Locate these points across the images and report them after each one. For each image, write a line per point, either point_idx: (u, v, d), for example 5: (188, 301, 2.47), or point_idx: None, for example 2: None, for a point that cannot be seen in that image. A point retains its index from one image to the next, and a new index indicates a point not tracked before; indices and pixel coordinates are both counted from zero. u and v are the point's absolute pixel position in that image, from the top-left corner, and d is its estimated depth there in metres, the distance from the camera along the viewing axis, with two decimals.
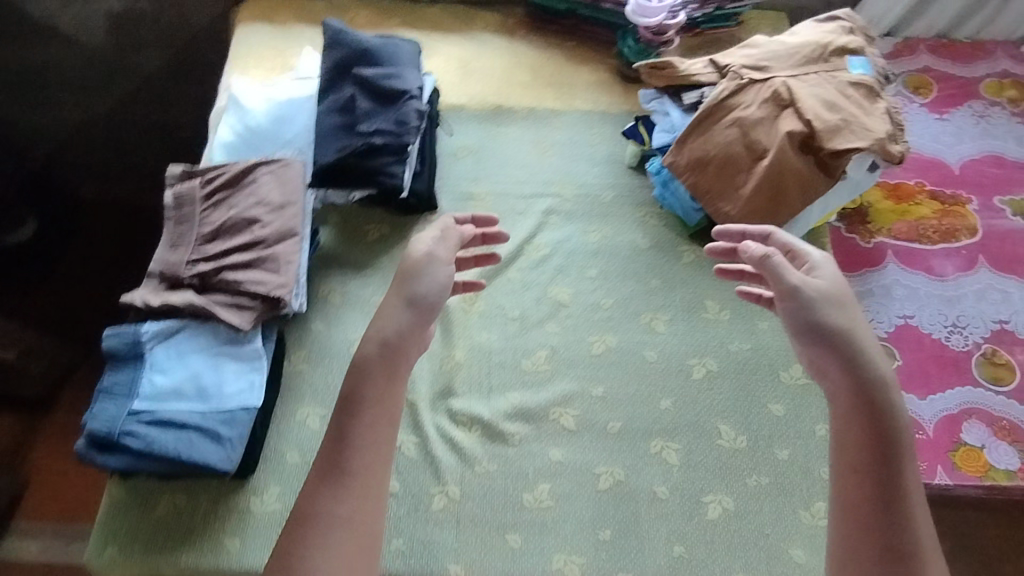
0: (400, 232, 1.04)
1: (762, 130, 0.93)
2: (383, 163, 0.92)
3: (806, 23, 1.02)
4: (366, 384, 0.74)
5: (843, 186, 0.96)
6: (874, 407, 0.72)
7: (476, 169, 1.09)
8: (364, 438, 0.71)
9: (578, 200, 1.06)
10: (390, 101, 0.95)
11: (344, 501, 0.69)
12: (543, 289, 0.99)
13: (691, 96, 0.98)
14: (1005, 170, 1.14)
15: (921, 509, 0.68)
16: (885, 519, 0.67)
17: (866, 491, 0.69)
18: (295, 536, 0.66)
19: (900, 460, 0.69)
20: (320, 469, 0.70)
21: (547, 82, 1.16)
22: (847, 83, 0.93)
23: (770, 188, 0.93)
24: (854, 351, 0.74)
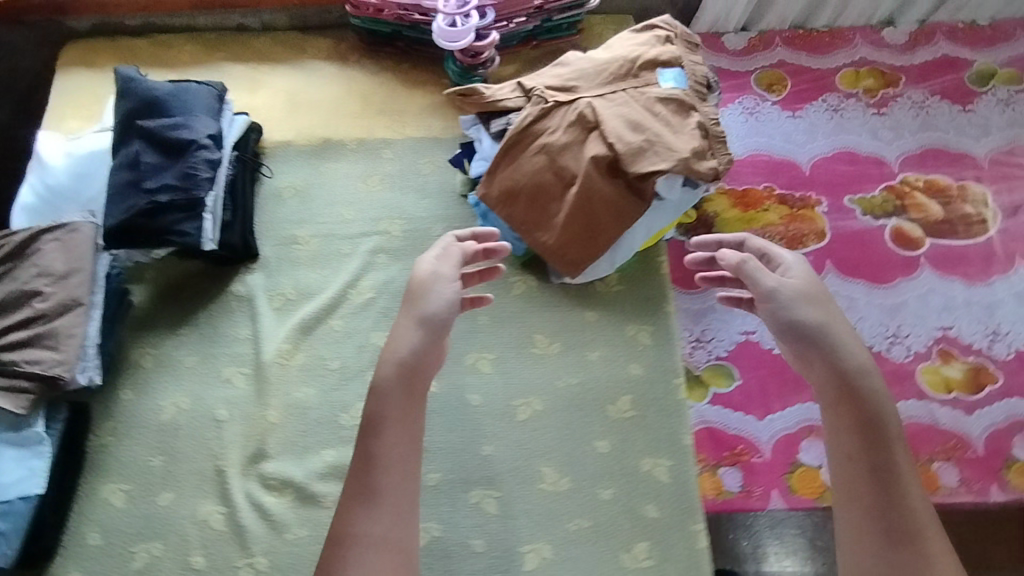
0: (219, 285, 1.00)
1: (571, 156, 0.88)
2: (171, 221, 0.88)
3: (622, 34, 0.97)
4: (388, 400, 0.78)
5: (660, 209, 0.91)
6: (855, 398, 0.76)
7: (301, 210, 1.04)
8: (393, 454, 0.76)
9: (407, 236, 1.02)
10: (177, 153, 0.90)
11: (378, 519, 0.73)
12: (364, 336, 0.96)
13: (498, 123, 0.92)
14: (858, 166, 1.10)
15: (915, 488, 0.73)
16: (880, 503, 0.72)
17: (859, 479, 0.74)
18: (334, 563, 0.71)
19: (884, 446, 0.74)
20: (353, 492, 0.75)
21: (379, 109, 1.11)
22: (655, 99, 0.88)
23: (582, 216, 0.89)
24: (832, 346, 0.78)
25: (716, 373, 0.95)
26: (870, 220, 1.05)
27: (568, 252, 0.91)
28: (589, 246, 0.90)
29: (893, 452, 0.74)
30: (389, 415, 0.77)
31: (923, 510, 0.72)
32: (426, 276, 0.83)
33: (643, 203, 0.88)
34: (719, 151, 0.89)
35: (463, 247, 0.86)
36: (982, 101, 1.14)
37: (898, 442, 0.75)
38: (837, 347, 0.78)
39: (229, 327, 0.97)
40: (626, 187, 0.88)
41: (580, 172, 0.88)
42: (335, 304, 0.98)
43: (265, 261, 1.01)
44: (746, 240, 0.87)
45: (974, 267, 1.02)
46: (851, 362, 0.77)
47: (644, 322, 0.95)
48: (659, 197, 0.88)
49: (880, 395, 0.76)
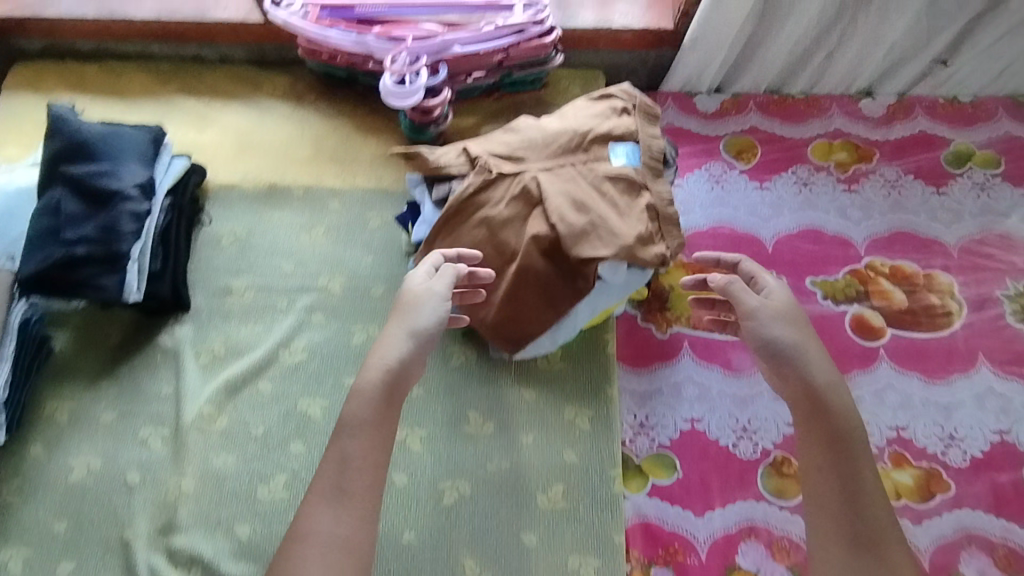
0: (145, 337, 0.95)
1: (513, 231, 0.84)
2: (89, 275, 0.84)
3: (579, 101, 0.93)
4: (361, 404, 0.72)
5: (604, 291, 0.86)
6: (823, 418, 0.76)
7: (239, 259, 1.00)
8: (358, 445, 0.70)
9: (346, 294, 0.98)
10: (100, 203, 0.86)
11: (333, 515, 0.67)
12: (292, 402, 0.91)
13: (440, 190, 0.88)
14: (823, 247, 1.06)
15: (885, 512, 0.71)
16: (846, 521, 0.70)
17: (827, 498, 0.72)
18: (288, 558, 0.64)
19: (854, 466, 0.73)
20: (320, 487, 0.68)
21: (330, 156, 1.07)
22: (604, 177, 0.84)
23: (523, 295, 0.85)
24: (805, 364, 0.78)
25: (656, 462, 0.91)
26: (830, 305, 1.02)
27: (507, 330, 0.88)
28: (529, 325, 0.87)
29: (861, 466, 0.73)
30: (372, 403, 0.72)
31: (891, 533, 0.70)
32: (417, 288, 0.78)
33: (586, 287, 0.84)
34: (667, 236, 0.85)
35: (457, 269, 0.81)
36: (956, 184, 1.10)
37: (868, 464, 0.74)
38: (807, 367, 0.78)
39: (152, 383, 0.93)
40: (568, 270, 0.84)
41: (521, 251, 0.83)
42: (264, 364, 0.94)
43: (196, 312, 0.97)
44: (739, 262, 0.87)
45: (934, 363, 0.98)
46: (822, 380, 0.77)
47: (584, 405, 0.91)
48: (602, 280, 0.84)
49: (851, 416, 0.76)
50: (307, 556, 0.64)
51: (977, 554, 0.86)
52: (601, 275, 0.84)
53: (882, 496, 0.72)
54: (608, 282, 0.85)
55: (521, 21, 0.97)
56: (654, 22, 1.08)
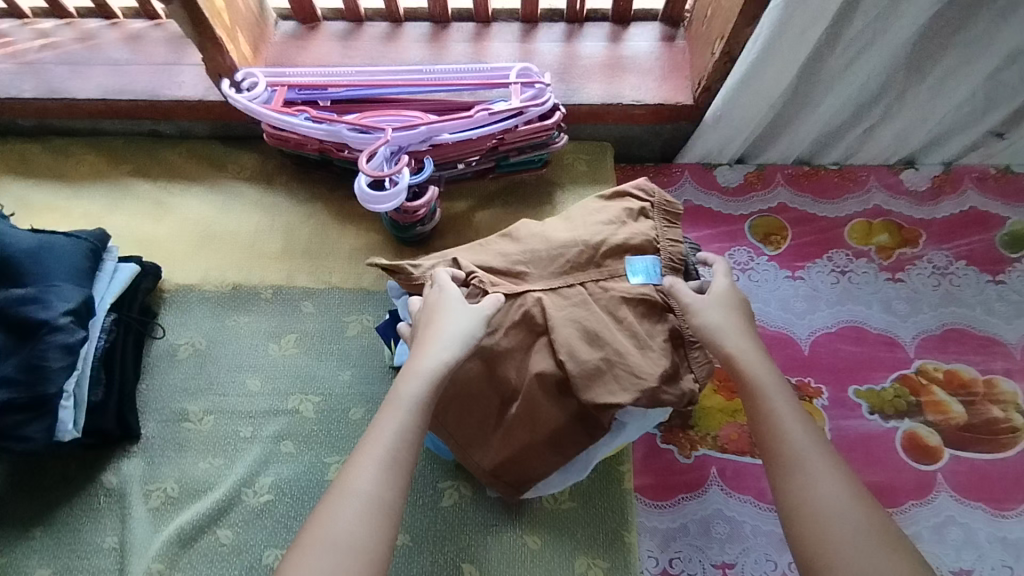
0: (87, 474, 0.82)
1: (512, 365, 0.70)
2: (11, 424, 0.72)
3: (587, 201, 0.81)
4: (415, 381, 0.63)
5: (624, 429, 0.74)
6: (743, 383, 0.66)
7: (198, 377, 0.87)
8: (410, 413, 0.62)
9: (321, 417, 0.86)
10: (24, 335, 0.73)
11: (376, 476, 0.58)
12: (255, 555, 0.78)
13: None
14: (866, 348, 0.93)
15: (833, 466, 0.60)
16: (798, 490, 0.59)
17: (773, 470, 0.62)
18: (332, 513, 0.56)
19: (785, 424, 0.63)
20: (371, 447, 0.60)
21: (304, 249, 0.95)
22: (621, 300, 0.70)
23: (524, 438, 0.72)
24: (724, 332, 0.68)
25: None
26: (878, 421, 0.89)
27: (506, 473, 0.75)
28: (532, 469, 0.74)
29: (801, 440, 0.62)
30: (428, 381, 0.63)
31: (842, 485, 0.59)
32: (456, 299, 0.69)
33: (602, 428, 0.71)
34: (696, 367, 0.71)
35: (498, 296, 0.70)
36: (1015, 270, 0.97)
37: (806, 433, 0.62)
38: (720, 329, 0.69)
39: (94, 532, 0.79)
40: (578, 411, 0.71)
41: (521, 388, 0.70)
42: (224, 506, 0.81)
43: (147, 442, 0.84)
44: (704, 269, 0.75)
45: (1002, 490, 0.84)
46: (742, 356, 0.67)
47: (598, 555, 0.78)
48: (619, 423, 0.73)
49: (771, 371, 0.67)
50: (342, 515, 0.56)
51: None
52: (619, 416, 0.73)
53: (822, 448, 0.62)
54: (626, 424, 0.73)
55: (519, 103, 0.85)
56: (671, 94, 0.95)
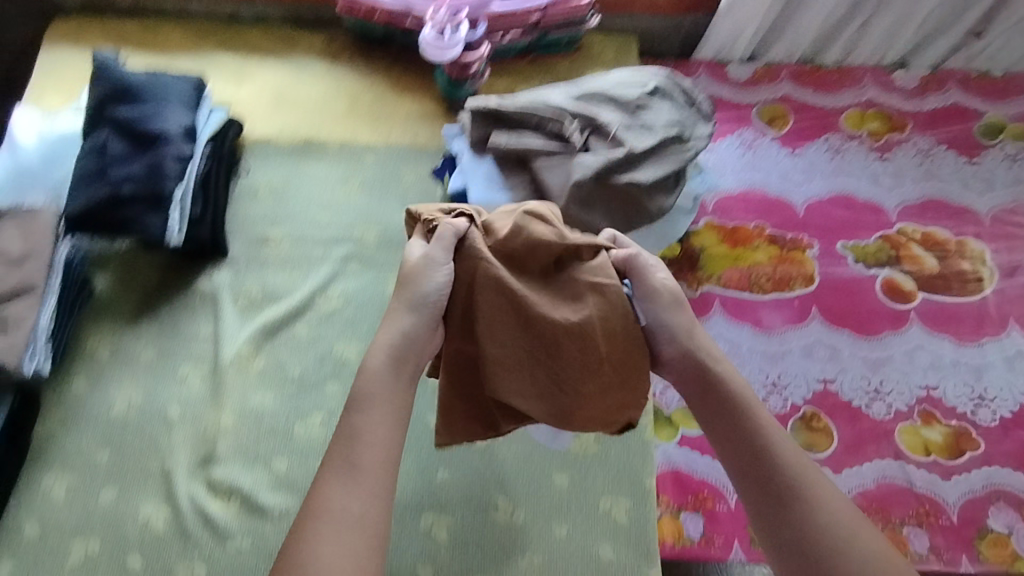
0: (184, 280, 0.96)
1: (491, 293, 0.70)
2: (134, 214, 0.86)
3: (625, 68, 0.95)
4: (371, 381, 0.67)
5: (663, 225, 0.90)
6: (716, 403, 0.69)
7: (276, 210, 1.02)
8: (366, 421, 0.65)
9: (381, 245, 1.00)
10: (145, 145, 0.88)
11: (353, 494, 0.61)
12: (328, 346, 0.93)
13: (499, 138, 0.86)
14: (854, 212, 1.06)
15: (821, 479, 0.64)
16: (801, 510, 0.62)
17: (764, 493, 0.64)
18: (305, 533, 0.59)
19: (771, 441, 0.66)
20: (332, 462, 0.63)
21: (366, 112, 1.10)
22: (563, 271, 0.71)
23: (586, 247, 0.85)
24: (707, 353, 0.71)
25: (687, 414, 0.93)
26: (861, 269, 1.02)
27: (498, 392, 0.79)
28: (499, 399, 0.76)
29: (785, 458, 0.65)
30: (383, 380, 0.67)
31: (835, 498, 0.63)
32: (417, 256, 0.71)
33: (642, 225, 0.87)
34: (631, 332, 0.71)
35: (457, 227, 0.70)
36: (989, 153, 1.10)
37: (792, 453, 0.66)
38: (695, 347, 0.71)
39: (191, 325, 0.94)
40: (622, 207, 0.84)
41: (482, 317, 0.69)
42: (301, 309, 0.95)
43: (234, 259, 0.98)
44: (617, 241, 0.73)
45: (965, 326, 0.98)
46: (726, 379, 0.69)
47: None
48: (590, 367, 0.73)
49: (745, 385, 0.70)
50: (318, 533, 0.59)
51: (1005, 508, 0.87)
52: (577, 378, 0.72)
53: (808, 463, 0.66)
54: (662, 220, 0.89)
55: None
56: None
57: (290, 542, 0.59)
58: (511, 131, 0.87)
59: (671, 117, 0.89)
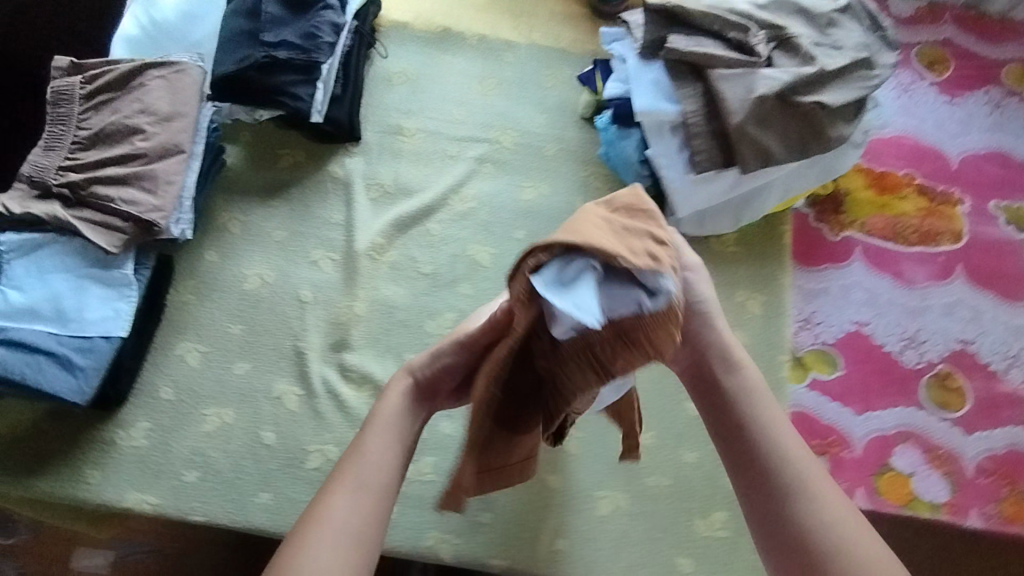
0: (316, 162, 0.93)
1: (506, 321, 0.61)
2: (286, 82, 0.82)
3: None
4: (389, 405, 0.62)
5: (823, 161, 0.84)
6: (724, 389, 0.62)
7: (409, 100, 0.97)
8: (379, 439, 0.59)
9: (518, 149, 0.95)
10: (301, 10, 0.85)
11: (353, 507, 0.55)
12: (461, 246, 0.90)
13: (677, 42, 0.80)
14: (1009, 171, 1.01)
15: (830, 481, 0.57)
16: (800, 508, 0.55)
17: (762, 485, 0.57)
18: (300, 541, 0.52)
19: (781, 437, 0.59)
20: (344, 471, 0.57)
21: (506, 8, 1.03)
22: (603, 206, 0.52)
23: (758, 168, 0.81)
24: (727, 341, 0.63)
25: (820, 358, 0.91)
26: (1011, 232, 0.98)
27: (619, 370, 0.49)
28: (576, 361, 0.48)
29: (792, 459, 0.57)
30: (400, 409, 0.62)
31: (841, 503, 0.55)
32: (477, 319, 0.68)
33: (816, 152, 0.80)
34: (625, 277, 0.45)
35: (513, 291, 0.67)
36: None
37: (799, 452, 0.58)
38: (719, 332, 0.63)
39: (323, 209, 0.91)
40: (800, 128, 0.79)
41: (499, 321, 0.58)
42: (435, 205, 0.92)
43: (367, 146, 0.94)
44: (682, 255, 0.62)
45: None
46: (736, 368, 0.62)
47: (757, 291, 0.90)
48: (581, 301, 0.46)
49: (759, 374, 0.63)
50: (312, 545, 0.52)
51: None
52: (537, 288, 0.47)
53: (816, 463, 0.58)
54: (823, 155, 0.83)
55: None
56: None
57: (281, 549, 0.53)
58: (689, 36, 0.81)
59: (860, 40, 0.82)
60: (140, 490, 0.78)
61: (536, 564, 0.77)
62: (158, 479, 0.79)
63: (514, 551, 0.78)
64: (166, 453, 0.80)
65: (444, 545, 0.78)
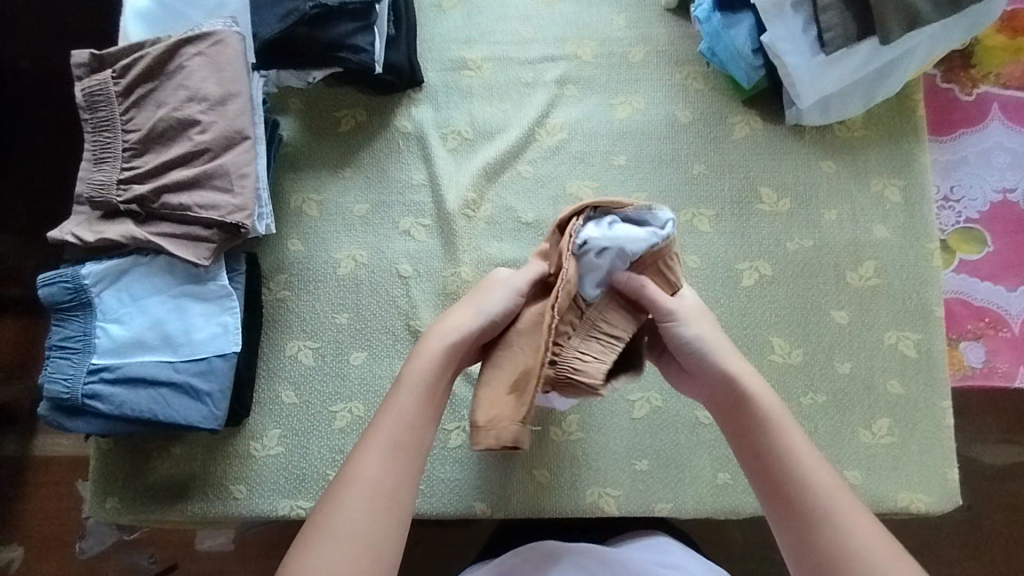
0: (380, 118, 0.83)
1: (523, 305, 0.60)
2: (343, 32, 0.73)
3: None
4: (419, 366, 0.58)
5: (954, 23, 0.74)
6: (743, 420, 0.57)
7: (467, 25, 0.85)
8: (410, 397, 0.57)
9: (600, 61, 0.84)
10: None
11: (384, 466, 0.54)
12: (560, 185, 0.81)
13: None
14: None
15: (854, 504, 0.53)
16: (830, 543, 0.51)
17: (789, 513, 0.53)
18: (330, 507, 0.52)
19: (806, 469, 0.54)
20: (374, 432, 0.55)
21: None
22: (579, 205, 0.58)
23: (897, 35, 0.71)
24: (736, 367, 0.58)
25: (963, 238, 0.84)
26: None
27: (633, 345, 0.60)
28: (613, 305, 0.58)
29: (819, 491, 0.53)
30: (431, 364, 0.58)
31: (867, 525, 0.52)
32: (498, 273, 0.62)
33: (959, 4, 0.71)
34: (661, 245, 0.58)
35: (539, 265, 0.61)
36: None
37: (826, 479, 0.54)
38: (725, 361, 0.58)
39: (401, 170, 0.82)
40: None
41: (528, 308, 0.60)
42: (522, 143, 0.82)
43: (432, 90, 0.83)
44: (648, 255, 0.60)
45: None
46: (752, 398, 0.57)
47: (894, 176, 0.80)
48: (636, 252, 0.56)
49: (778, 398, 0.58)
50: (344, 511, 0.52)
51: None
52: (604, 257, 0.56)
53: (846, 490, 0.54)
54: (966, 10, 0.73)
55: None
56: None
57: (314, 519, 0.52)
58: None
59: None
60: (290, 497, 0.76)
61: (702, 502, 0.76)
62: (306, 483, 0.77)
63: (677, 492, 0.76)
64: (305, 456, 0.77)
65: (607, 500, 0.76)
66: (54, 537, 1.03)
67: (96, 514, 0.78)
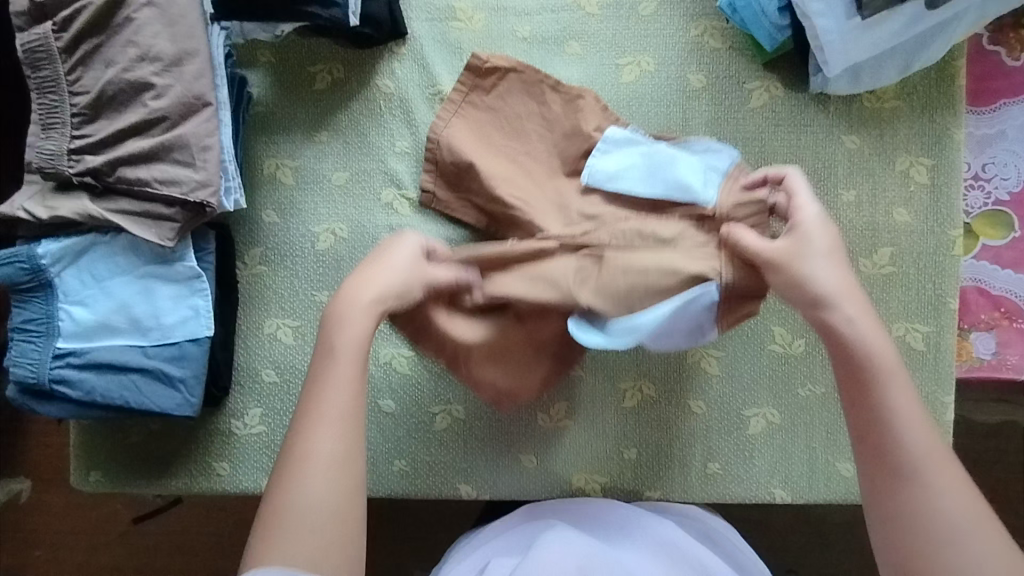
0: (359, 75, 0.75)
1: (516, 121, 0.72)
2: None
3: None
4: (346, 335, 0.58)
5: None
6: (852, 362, 0.56)
7: None
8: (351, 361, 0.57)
9: (606, 12, 0.75)
10: None
11: (335, 430, 0.55)
12: None
13: None
14: None
15: (941, 455, 0.52)
16: (910, 496, 0.51)
17: (877, 458, 0.53)
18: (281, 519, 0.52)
19: (902, 417, 0.53)
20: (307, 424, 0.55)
21: None
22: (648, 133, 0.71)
23: None
24: (842, 301, 0.57)
25: (988, 221, 0.78)
26: None
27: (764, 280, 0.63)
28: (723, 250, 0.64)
29: (904, 437, 0.53)
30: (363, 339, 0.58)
31: (952, 473, 0.52)
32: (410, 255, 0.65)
33: None
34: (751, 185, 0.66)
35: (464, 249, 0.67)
36: None
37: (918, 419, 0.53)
38: (845, 311, 0.57)
39: (383, 135, 0.75)
40: None
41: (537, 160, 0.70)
42: None
43: (416, 43, 0.75)
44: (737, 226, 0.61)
45: None
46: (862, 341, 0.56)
47: (923, 152, 0.73)
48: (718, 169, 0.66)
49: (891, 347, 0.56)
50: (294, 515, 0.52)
51: None
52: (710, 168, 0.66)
53: (937, 443, 0.53)
54: None
55: None
56: None
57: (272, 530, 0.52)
58: None
59: None
60: None
61: (690, 490, 0.75)
62: None
63: (665, 481, 0.75)
64: (286, 434, 0.75)
65: (593, 485, 0.75)
66: (55, 475, 1.05)
67: (81, 487, 0.78)
